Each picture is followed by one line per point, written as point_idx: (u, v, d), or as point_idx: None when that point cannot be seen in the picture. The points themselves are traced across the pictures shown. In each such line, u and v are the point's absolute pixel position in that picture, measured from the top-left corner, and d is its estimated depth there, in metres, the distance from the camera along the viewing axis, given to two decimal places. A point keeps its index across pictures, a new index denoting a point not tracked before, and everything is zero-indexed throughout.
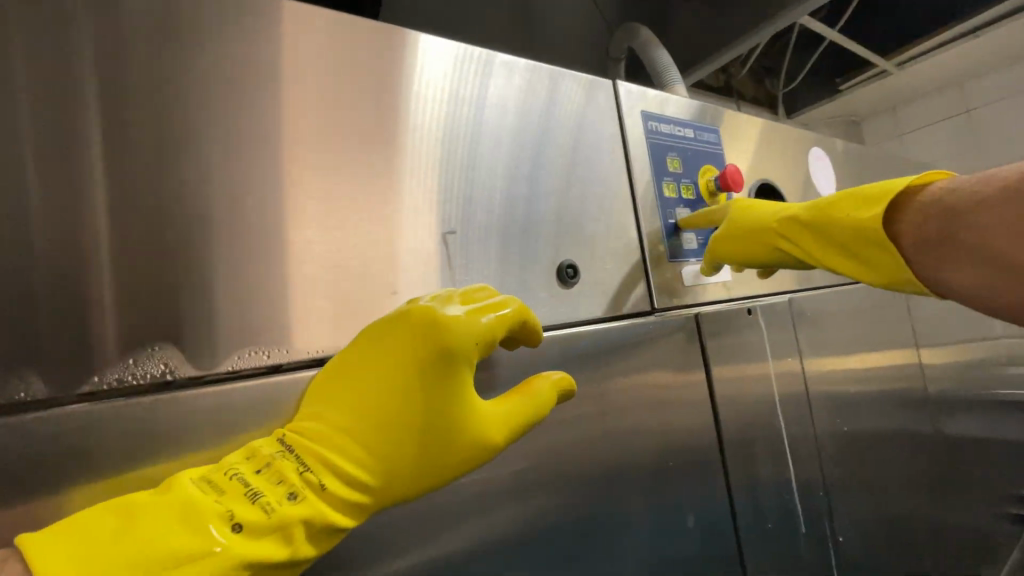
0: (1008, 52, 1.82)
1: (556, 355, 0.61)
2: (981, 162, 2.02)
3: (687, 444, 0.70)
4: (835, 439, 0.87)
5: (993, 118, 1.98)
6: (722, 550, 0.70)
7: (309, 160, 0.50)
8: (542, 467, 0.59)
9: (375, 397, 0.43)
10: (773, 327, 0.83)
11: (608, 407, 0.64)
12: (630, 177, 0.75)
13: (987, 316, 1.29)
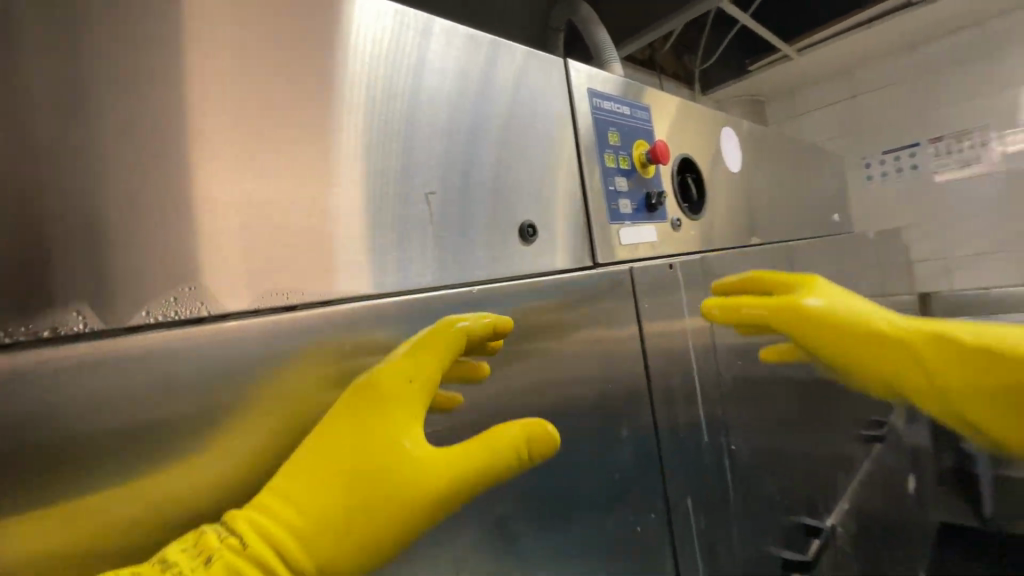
0: (883, 46, 2.08)
1: (515, 306, 0.69)
2: (857, 143, 2.32)
3: (620, 389, 0.80)
4: (735, 381, 1.03)
5: (869, 104, 2.27)
6: (649, 477, 0.83)
7: (305, 120, 0.52)
8: (501, 409, 0.66)
9: (330, 460, 0.46)
10: (690, 286, 0.95)
11: (555, 357, 0.73)
12: (578, 146, 0.83)
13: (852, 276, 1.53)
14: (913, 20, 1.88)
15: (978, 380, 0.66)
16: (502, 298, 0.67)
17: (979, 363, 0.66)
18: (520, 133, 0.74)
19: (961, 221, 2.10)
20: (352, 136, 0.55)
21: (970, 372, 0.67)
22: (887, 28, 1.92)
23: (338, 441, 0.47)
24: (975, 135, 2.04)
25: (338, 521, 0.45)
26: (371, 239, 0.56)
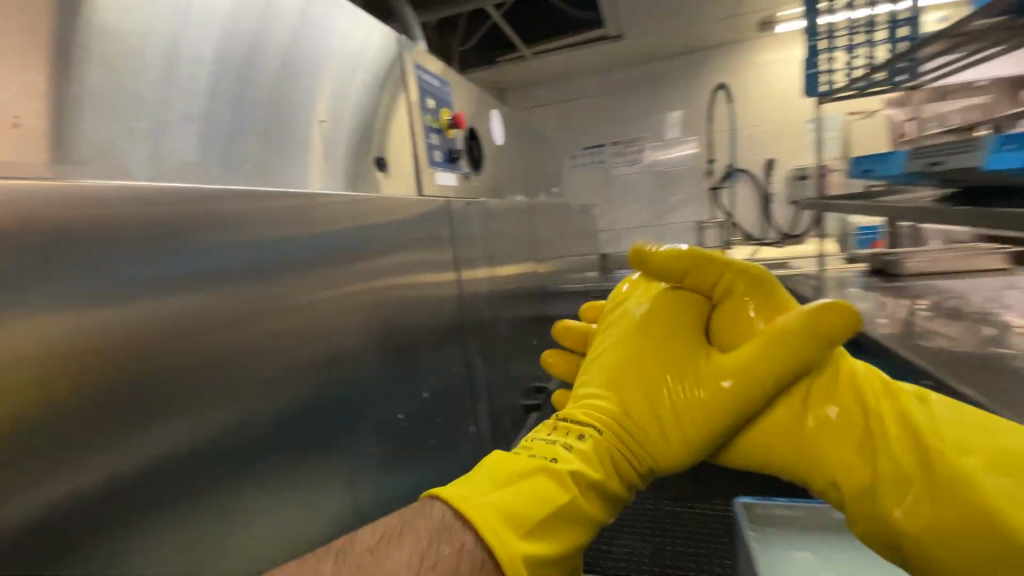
0: (587, 65, 2.75)
1: (330, 234, 0.74)
2: (572, 137, 3.00)
3: (429, 324, 0.94)
4: (513, 318, 1.28)
5: (580, 108, 2.96)
6: (452, 398, 0.99)
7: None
8: (334, 340, 0.72)
9: (626, 378, 0.73)
10: (484, 240, 1.13)
11: (378, 292, 0.81)
12: (375, 94, 0.89)
13: (570, 238, 2.06)
14: (607, 49, 2.54)
15: (788, 447, 0.65)
16: (316, 225, 0.72)
17: (798, 415, 0.64)
18: (315, 75, 0.77)
19: (631, 202, 2.97)
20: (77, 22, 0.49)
21: (784, 446, 0.65)
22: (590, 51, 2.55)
23: (645, 375, 0.72)
24: (640, 143, 2.89)
25: (551, 478, 0.57)
26: (123, 148, 0.52)
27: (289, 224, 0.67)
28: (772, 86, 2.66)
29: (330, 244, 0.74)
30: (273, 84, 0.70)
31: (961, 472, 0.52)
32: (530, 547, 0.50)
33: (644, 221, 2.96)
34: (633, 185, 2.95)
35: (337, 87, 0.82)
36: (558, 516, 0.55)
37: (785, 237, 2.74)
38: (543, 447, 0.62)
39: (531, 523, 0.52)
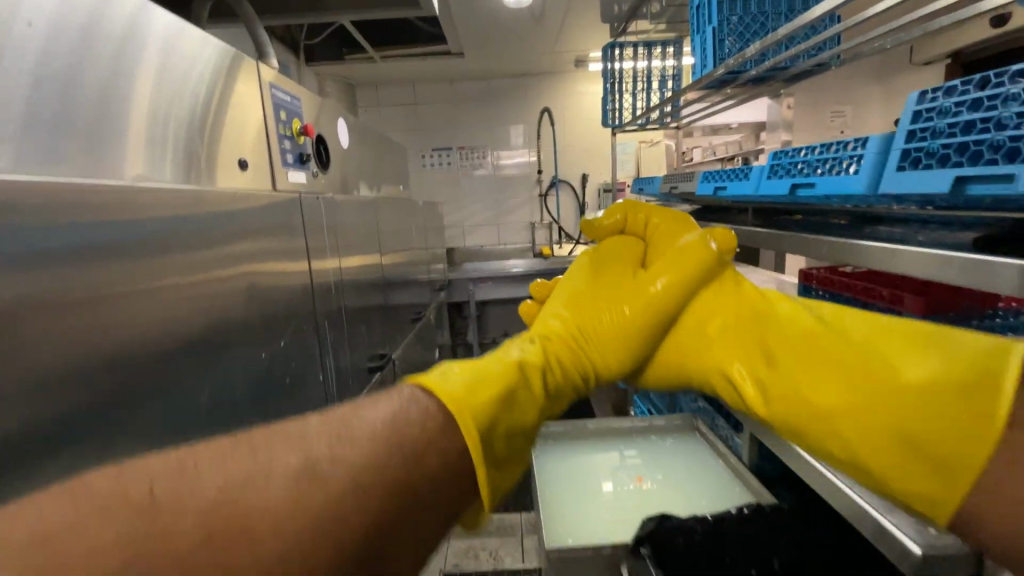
0: (434, 74, 2.99)
1: (225, 240, 0.80)
2: (420, 138, 3.22)
3: (298, 304, 1.06)
4: (362, 302, 1.45)
5: (427, 112, 3.19)
6: (318, 371, 1.12)
7: None
8: (231, 324, 0.81)
9: (585, 309, 0.74)
10: (337, 232, 1.29)
11: (261, 281, 0.92)
12: (243, 113, 0.92)
13: (416, 233, 2.29)
14: (452, 63, 2.82)
15: (696, 345, 0.69)
16: (206, 231, 0.75)
17: (726, 325, 0.67)
18: (183, 71, 0.74)
19: (473, 202, 3.31)
20: None
21: (695, 344, 0.69)
22: (435, 62, 2.80)
23: (605, 294, 0.75)
24: (481, 150, 3.23)
25: (541, 387, 0.58)
26: None
27: (166, 213, 0.66)
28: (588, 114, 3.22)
29: (228, 246, 0.81)
30: (122, 61, 0.63)
31: (846, 352, 0.55)
32: (499, 452, 0.50)
33: (483, 220, 3.32)
34: (475, 187, 3.28)
35: (199, 85, 0.79)
36: (517, 409, 0.53)
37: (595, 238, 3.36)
38: (530, 349, 0.64)
39: (489, 398, 0.49)
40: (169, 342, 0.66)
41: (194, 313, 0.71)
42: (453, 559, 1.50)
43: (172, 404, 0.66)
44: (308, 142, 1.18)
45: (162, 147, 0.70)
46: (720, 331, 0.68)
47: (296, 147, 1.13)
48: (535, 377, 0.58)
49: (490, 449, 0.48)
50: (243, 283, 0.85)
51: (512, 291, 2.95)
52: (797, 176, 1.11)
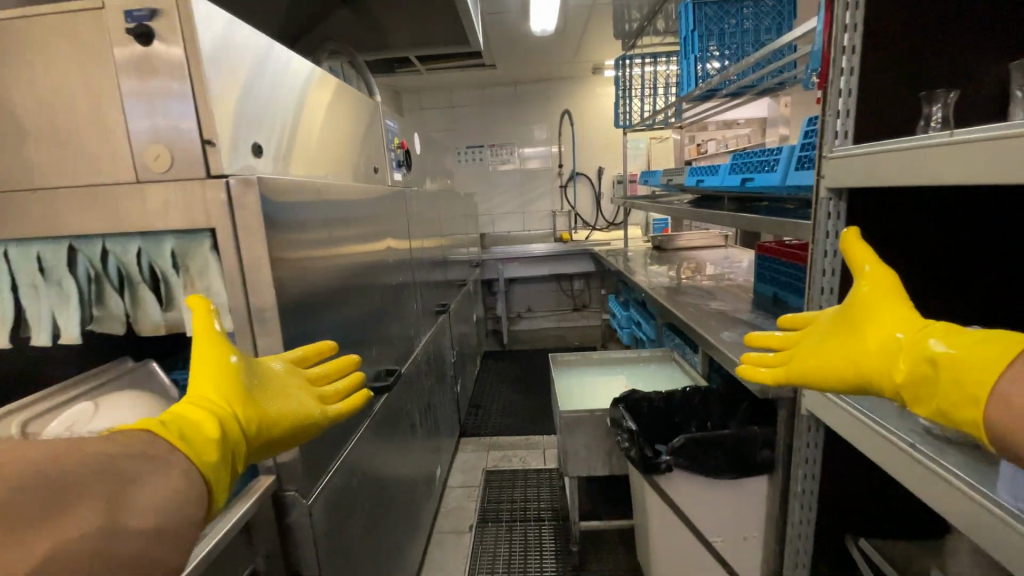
0: (470, 82, 3.45)
1: (376, 225, 1.25)
2: (458, 137, 3.69)
3: (407, 268, 1.53)
4: (433, 270, 1.93)
5: (464, 115, 3.65)
6: (417, 316, 1.60)
7: (234, 96, 0.67)
8: (384, 276, 1.28)
9: (204, 355, 0.59)
10: (419, 217, 1.76)
11: (393, 250, 1.39)
12: (369, 137, 1.32)
13: (459, 219, 2.76)
14: (487, 72, 3.26)
15: (842, 337, 0.67)
16: (370, 219, 1.19)
17: (855, 313, 0.66)
18: (345, 122, 1.13)
19: (503, 193, 3.77)
20: (259, 119, 0.74)
21: (841, 334, 0.67)
22: (473, 73, 3.25)
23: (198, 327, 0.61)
24: (510, 147, 3.68)
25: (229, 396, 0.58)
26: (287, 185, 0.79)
27: (355, 206, 1.09)
28: (605, 113, 3.63)
29: (379, 227, 1.28)
30: (305, 90, 0.92)
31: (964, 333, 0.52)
32: (204, 438, 0.51)
33: (512, 209, 3.79)
34: (504, 179, 3.74)
35: (350, 127, 1.17)
36: (203, 412, 0.54)
37: (610, 224, 3.81)
38: (210, 361, 0.59)
39: (181, 417, 0.52)
40: (364, 282, 1.13)
41: (369, 264, 1.19)
42: (492, 461, 2.00)
43: (368, 318, 1.14)
44: (402, 153, 1.65)
45: (340, 175, 1.08)
46: (852, 321, 0.66)
47: (398, 154, 1.61)
48: (237, 401, 0.58)
49: (190, 433, 0.51)
50: (385, 250, 1.32)
51: (538, 270, 3.41)
52: (745, 173, 1.56)
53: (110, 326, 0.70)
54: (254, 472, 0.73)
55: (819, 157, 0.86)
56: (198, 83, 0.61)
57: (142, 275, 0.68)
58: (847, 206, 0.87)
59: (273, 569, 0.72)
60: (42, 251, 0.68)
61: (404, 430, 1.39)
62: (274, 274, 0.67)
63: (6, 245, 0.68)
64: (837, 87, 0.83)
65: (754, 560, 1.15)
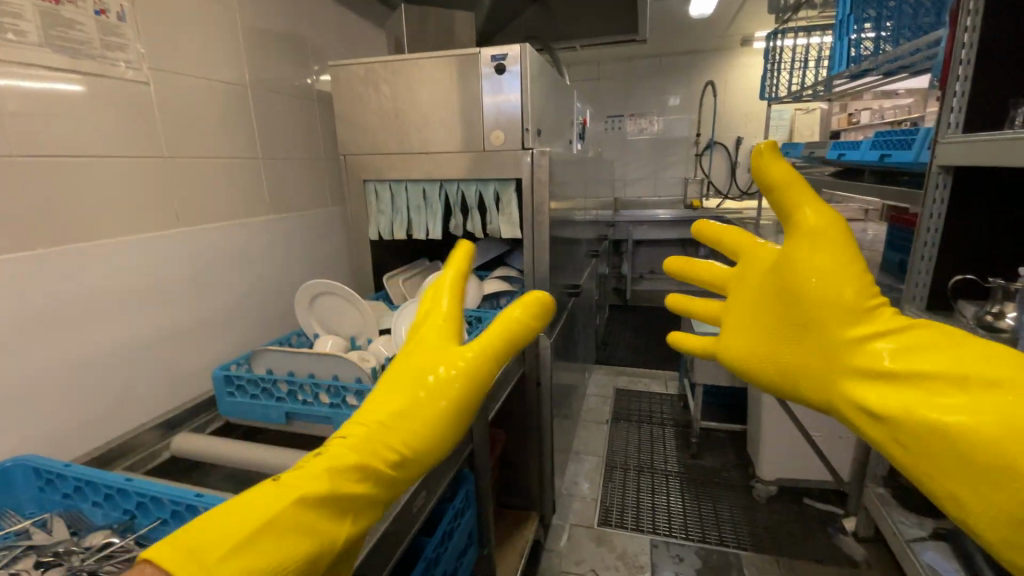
0: (617, 55, 3.74)
1: (570, 182, 1.73)
2: (600, 107, 4.03)
3: (580, 217, 2.01)
4: (589, 221, 2.38)
5: (608, 86, 3.97)
6: (581, 255, 2.07)
7: (533, 99, 1.15)
8: (571, 219, 1.76)
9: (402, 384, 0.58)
10: (586, 178, 2.21)
11: (574, 203, 1.86)
12: (562, 114, 1.79)
13: (602, 183, 3.15)
14: (635, 46, 3.53)
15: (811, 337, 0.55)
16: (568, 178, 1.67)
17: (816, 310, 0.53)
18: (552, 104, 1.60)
19: (638, 160, 4.06)
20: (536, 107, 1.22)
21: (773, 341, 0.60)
22: (622, 47, 3.54)
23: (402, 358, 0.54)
24: (649, 117, 3.93)
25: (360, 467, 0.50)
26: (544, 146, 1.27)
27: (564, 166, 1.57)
28: (749, 83, 3.72)
29: (571, 183, 1.76)
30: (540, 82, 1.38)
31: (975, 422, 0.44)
32: None
33: (645, 176, 4.07)
34: (640, 147, 4.03)
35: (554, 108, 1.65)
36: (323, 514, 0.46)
37: (743, 193, 3.95)
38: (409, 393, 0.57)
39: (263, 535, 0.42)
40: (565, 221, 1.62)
41: (566, 209, 1.67)
42: (622, 383, 2.47)
43: (564, 247, 1.64)
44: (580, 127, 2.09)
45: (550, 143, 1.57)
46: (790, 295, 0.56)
47: (578, 127, 2.08)
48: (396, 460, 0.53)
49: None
50: (572, 201, 1.80)
51: (666, 233, 3.70)
52: (884, 149, 1.80)
53: (456, 231, 1.26)
54: (521, 323, 1.26)
55: (935, 143, 1.13)
56: (523, 91, 1.11)
57: (473, 201, 1.22)
58: (955, 180, 1.13)
59: (529, 376, 1.25)
60: (425, 188, 1.24)
61: (573, 335, 1.90)
62: (549, 207, 1.18)
63: (407, 184, 1.25)
64: (954, 88, 1.09)
65: (845, 455, 1.49)
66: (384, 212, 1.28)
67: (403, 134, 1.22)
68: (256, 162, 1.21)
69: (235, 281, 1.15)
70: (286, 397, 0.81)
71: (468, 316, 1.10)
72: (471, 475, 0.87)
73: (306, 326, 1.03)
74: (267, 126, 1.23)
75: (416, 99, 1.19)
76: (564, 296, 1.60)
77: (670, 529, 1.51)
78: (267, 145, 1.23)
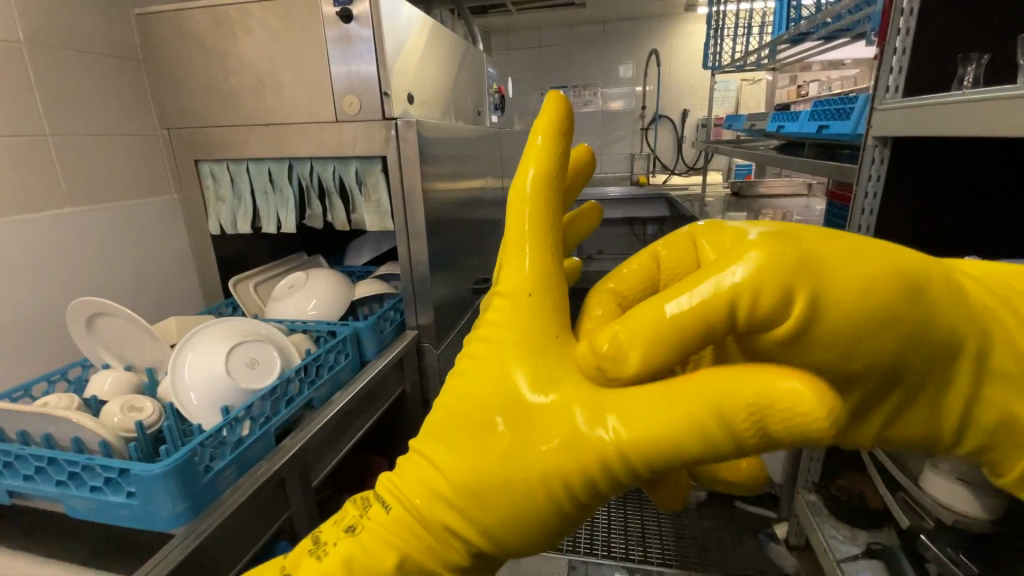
0: (558, 21, 3.48)
1: (479, 161, 1.51)
2: (542, 77, 3.78)
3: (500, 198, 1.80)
4: None
5: (550, 54, 3.71)
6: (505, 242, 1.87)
7: (395, 56, 0.92)
8: (482, 201, 1.54)
9: (475, 433, 0.45)
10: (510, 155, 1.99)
11: (490, 183, 1.64)
12: (470, 81, 1.56)
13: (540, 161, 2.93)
14: (575, 11, 3.28)
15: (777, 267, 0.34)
16: (475, 156, 1.45)
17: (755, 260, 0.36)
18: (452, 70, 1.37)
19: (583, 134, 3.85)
20: (407, 70, 0.99)
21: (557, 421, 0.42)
22: (561, 12, 3.28)
23: (496, 330, 0.47)
24: (594, 88, 3.72)
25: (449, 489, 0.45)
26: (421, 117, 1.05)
27: (465, 142, 1.34)
28: (695, 53, 3.55)
29: (482, 162, 1.54)
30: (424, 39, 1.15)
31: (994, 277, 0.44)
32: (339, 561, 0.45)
33: None
34: (585, 121, 3.82)
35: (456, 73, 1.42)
36: (429, 511, 0.46)
37: (689, 168, 3.83)
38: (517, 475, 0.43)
39: (364, 533, 0.47)
40: (470, 205, 1.40)
41: (474, 192, 1.46)
42: None
43: (472, 235, 1.43)
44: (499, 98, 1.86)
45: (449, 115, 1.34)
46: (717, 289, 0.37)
47: (497, 97, 1.85)
48: (461, 543, 0.46)
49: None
50: (485, 181, 1.59)
51: (611, 212, 3.53)
52: (822, 120, 1.65)
53: (314, 221, 1.03)
54: (401, 330, 1.05)
55: (871, 109, 0.97)
56: (380, 45, 0.89)
57: (332, 184, 0.99)
58: (891, 154, 0.98)
59: (414, 394, 1.06)
60: (271, 169, 1.00)
61: None
62: (423, 191, 0.96)
63: (248, 164, 1.00)
64: (893, 44, 0.93)
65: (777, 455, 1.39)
66: (225, 200, 1.04)
67: (241, 102, 0.97)
68: (46, 139, 0.93)
69: (19, 294, 0.89)
70: (4, 471, 0.59)
71: (320, 331, 0.89)
72: (286, 547, 0.68)
73: (91, 353, 0.78)
74: (60, 92, 0.95)
75: (252, 57, 0.93)
76: (471, 291, 1.40)
77: (592, 545, 1.31)
78: (62, 117, 0.96)
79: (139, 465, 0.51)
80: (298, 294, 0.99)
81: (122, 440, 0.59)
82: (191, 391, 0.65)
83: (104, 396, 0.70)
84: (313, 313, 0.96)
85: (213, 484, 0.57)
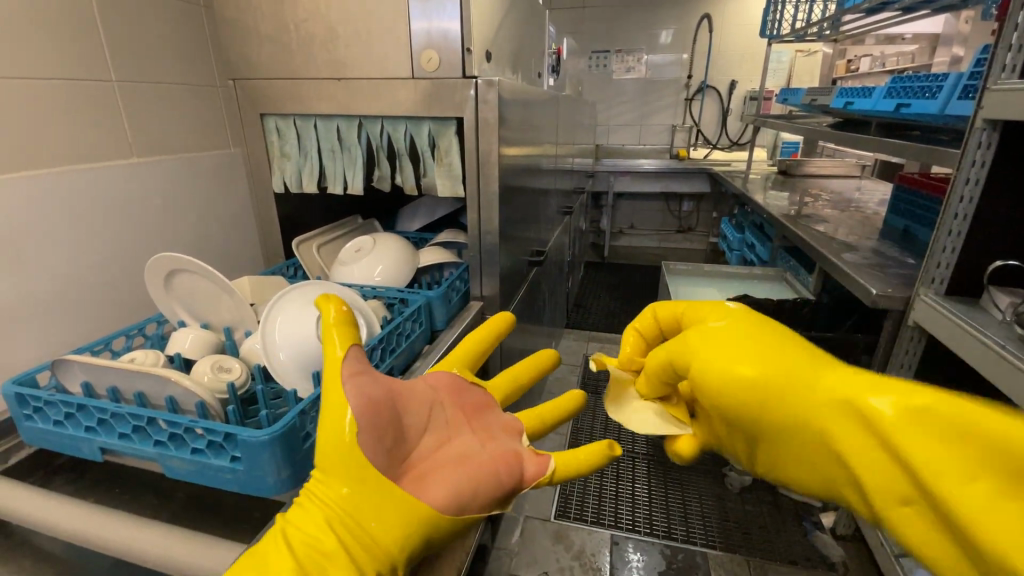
0: None
1: (537, 124, 1.45)
2: (585, 41, 3.63)
3: (551, 164, 1.73)
4: (564, 172, 2.11)
5: (595, 16, 3.55)
6: (552, 212, 1.82)
7: (475, 6, 0.86)
8: (537, 167, 1.49)
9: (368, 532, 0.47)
10: (561, 120, 1.92)
11: (544, 149, 1.58)
12: (531, 37, 1.47)
13: (584, 130, 2.83)
14: None
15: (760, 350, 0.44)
16: (534, 119, 1.39)
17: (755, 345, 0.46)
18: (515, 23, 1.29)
19: (624, 102, 3.71)
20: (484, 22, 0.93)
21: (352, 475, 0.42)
22: None
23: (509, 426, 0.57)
24: (637, 54, 3.56)
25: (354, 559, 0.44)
26: (494, 71, 0.99)
27: (526, 104, 1.28)
28: (748, 19, 3.36)
29: (539, 127, 1.48)
30: None
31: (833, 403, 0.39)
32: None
33: (631, 120, 3.74)
34: (626, 88, 3.67)
35: (518, 25, 1.34)
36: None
37: (733, 143, 3.68)
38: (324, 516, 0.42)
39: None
40: (527, 171, 1.35)
41: (532, 156, 1.40)
42: (592, 349, 2.28)
43: (527, 203, 1.39)
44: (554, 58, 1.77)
45: (510, 73, 1.26)
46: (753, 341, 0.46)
47: (552, 58, 1.76)
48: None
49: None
50: (541, 145, 1.53)
51: (649, 186, 3.42)
52: (902, 97, 1.54)
53: (382, 183, 1.00)
54: (466, 300, 1.03)
55: (984, 88, 0.88)
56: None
57: (403, 146, 0.95)
58: (1001, 137, 0.90)
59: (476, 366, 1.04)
60: (340, 126, 0.96)
61: (539, 304, 1.69)
62: (499, 156, 0.91)
63: (316, 121, 0.97)
64: (1015, 20, 0.83)
65: None
66: (290, 157, 1.01)
67: (310, 54, 0.92)
68: (111, 84, 0.90)
69: (85, 247, 0.87)
70: (98, 427, 0.58)
71: (391, 297, 0.86)
72: None
73: (167, 309, 0.77)
74: (126, 38, 0.92)
75: (324, 6, 0.88)
76: (524, 262, 1.37)
77: (634, 522, 1.32)
78: (125, 62, 0.92)
79: (245, 431, 0.50)
80: (365, 258, 0.96)
81: (217, 402, 0.58)
82: (280, 349, 0.63)
83: (188, 353, 0.69)
84: (381, 278, 0.93)
85: (311, 452, 0.55)
